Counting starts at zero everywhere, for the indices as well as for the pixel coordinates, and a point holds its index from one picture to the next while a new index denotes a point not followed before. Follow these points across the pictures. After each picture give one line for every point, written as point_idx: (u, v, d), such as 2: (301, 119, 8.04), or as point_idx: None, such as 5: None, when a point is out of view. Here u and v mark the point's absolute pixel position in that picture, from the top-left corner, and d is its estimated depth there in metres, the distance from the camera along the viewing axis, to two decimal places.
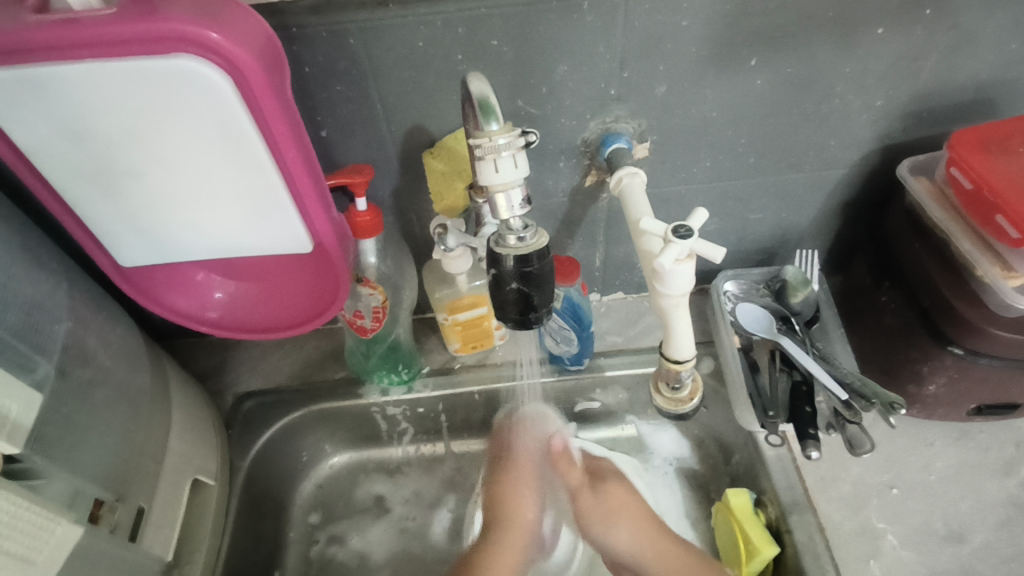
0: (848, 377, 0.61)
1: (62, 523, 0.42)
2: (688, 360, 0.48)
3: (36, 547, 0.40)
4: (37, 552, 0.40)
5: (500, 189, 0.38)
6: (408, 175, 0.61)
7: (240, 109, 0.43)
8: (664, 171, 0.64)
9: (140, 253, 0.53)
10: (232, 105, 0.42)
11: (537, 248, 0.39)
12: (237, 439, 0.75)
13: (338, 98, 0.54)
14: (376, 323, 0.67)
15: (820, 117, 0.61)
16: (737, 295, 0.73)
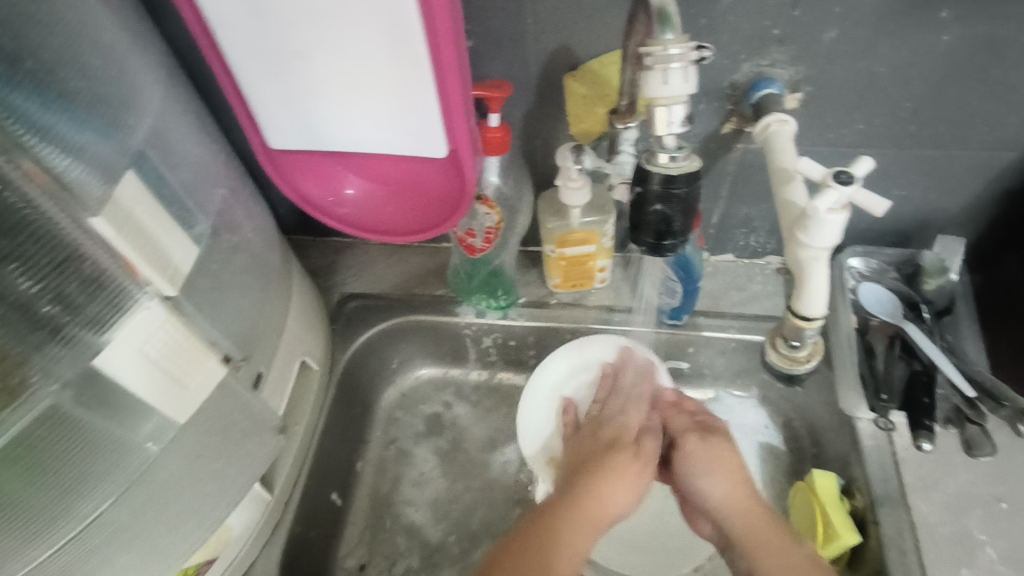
0: (977, 374, 0.58)
1: (211, 360, 0.47)
2: (816, 319, 0.46)
3: (189, 375, 0.45)
4: (189, 378, 0.45)
5: (664, 103, 0.37)
6: (544, 99, 0.61)
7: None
8: (811, 129, 0.61)
9: (289, 137, 0.56)
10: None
11: (688, 170, 0.39)
12: (341, 334, 0.79)
13: (493, 9, 0.54)
14: (486, 243, 0.69)
15: (1005, 89, 0.55)
16: (863, 274, 0.69)
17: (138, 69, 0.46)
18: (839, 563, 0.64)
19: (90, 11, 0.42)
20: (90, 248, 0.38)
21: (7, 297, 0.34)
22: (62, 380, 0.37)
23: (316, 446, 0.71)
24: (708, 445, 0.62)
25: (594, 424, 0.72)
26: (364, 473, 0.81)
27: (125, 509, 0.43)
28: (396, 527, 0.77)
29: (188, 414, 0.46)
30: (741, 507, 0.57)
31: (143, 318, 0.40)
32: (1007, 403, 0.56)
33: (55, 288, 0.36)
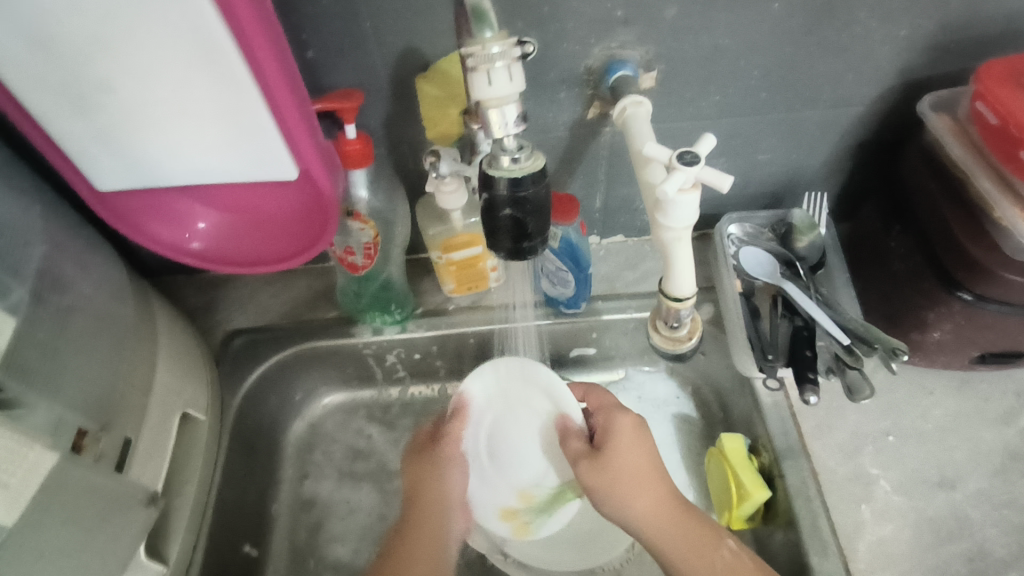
0: (850, 321, 0.60)
1: (38, 446, 0.43)
2: (687, 298, 0.46)
3: (9, 471, 0.41)
4: (9, 473, 0.41)
5: (494, 104, 0.35)
6: (401, 104, 0.58)
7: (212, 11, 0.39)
8: (671, 105, 0.61)
9: (117, 178, 0.50)
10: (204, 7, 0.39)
11: (531, 170, 0.37)
12: (228, 376, 0.74)
13: (326, 16, 0.51)
14: (367, 260, 0.66)
15: (839, 48, 0.57)
16: (742, 239, 0.70)
17: None
18: (755, 519, 0.67)
19: None
20: None
21: None
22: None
23: (215, 501, 0.66)
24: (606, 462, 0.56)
25: (524, 453, 0.63)
26: (279, 516, 0.76)
27: None
28: (321, 567, 0.73)
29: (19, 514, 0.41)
30: (653, 516, 0.55)
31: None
32: (878, 346, 0.58)
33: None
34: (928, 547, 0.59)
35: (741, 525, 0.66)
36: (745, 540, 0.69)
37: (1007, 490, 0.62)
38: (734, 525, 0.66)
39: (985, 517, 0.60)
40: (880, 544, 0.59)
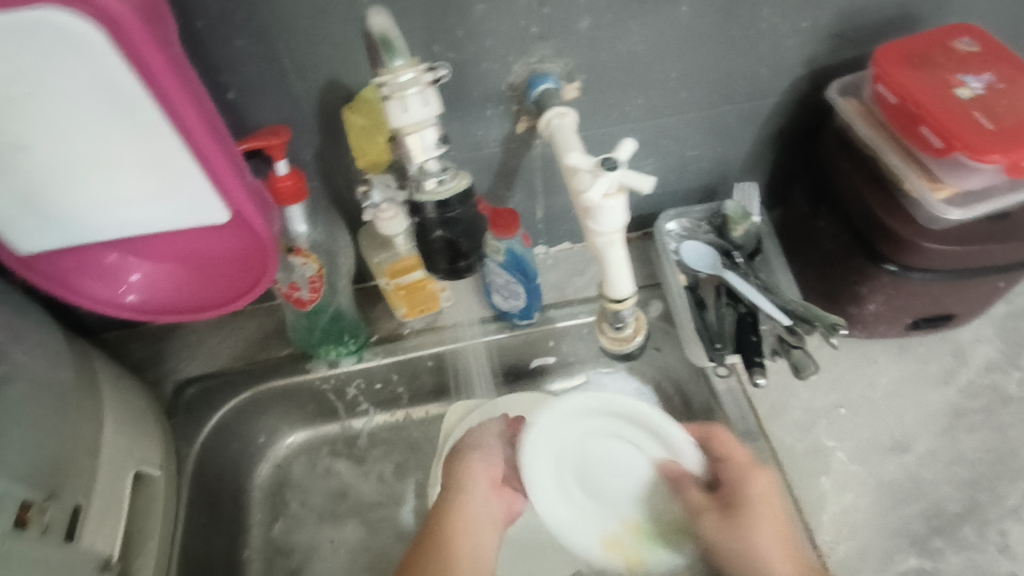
0: (791, 304, 0.62)
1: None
2: (627, 298, 0.47)
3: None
4: None
5: (414, 131, 0.36)
6: (330, 136, 0.58)
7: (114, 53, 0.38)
8: (596, 112, 0.63)
9: (39, 239, 0.49)
10: (105, 52, 0.38)
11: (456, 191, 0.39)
12: (183, 428, 0.71)
13: (242, 55, 0.51)
14: (314, 294, 0.65)
15: (746, 44, 0.60)
16: (681, 235, 0.73)
17: None
18: None
19: None
20: None
21: None
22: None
23: (179, 559, 0.63)
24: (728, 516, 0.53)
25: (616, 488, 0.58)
26: (251, 565, 0.74)
27: None
28: None
29: None
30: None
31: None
32: (818, 323, 0.61)
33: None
34: (888, 511, 0.61)
35: None
36: None
37: (953, 447, 0.65)
38: None
39: (936, 475, 0.63)
40: (843, 513, 0.61)
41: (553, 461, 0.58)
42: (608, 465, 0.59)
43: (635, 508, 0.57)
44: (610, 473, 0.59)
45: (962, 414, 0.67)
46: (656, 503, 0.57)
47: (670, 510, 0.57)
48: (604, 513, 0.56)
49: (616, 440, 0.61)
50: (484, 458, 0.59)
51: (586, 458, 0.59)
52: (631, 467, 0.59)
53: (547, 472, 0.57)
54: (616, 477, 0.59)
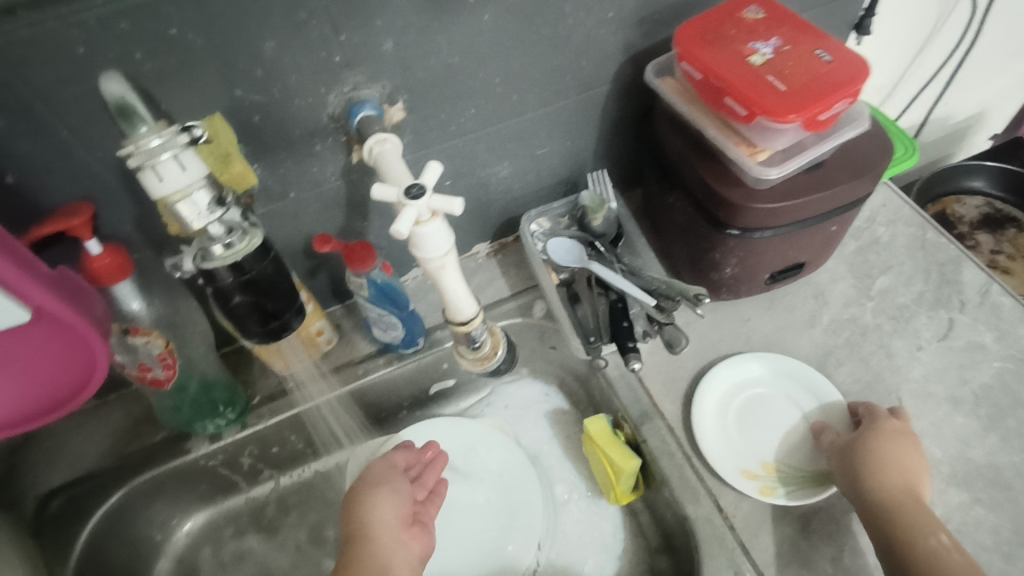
0: (653, 283, 0.64)
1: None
2: (474, 318, 0.47)
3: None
4: None
5: (178, 196, 0.44)
6: (145, 203, 0.54)
7: None
8: (431, 129, 0.62)
9: None
10: None
11: (239, 255, 0.48)
12: (54, 545, 0.64)
13: (13, 137, 0.46)
14: (169, 370, 0.60)
15: (561, 40, 0.60)
16: (545, 233, 0.73)
17: None
18: (639, 487, 0.69)
19: None
20: None
21: None
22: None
23: None
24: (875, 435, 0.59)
25: (764, 438, 0.64)
26: None
27: None
28: None
29: None
30: (889, 492, 0.55)
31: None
32: (678, 298, 0.63)
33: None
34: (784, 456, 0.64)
35: (628, 497, 0.68)
36: (638, 507, 0.71)
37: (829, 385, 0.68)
38: (621, 500, 0.68)
39: None
40: None
41: (716, 413, 0.66)
42: (766, 418, 0.65)
43: (778, 451, 0.63)
44: (773, 423, 0.65)
45: (832, 352, 0.70)
46: (808, 454, 0.63)
47: (808, 465, 0.62)
48: (749, 452, 0.63)
49: (780, 396, 0.67)
50: (392, 493, 0.64)
51: (747, 408, 0.66)
52: (789, 423, 0.65)
53: (717, 418, 0.66)
54: (781, 424, 0.65)
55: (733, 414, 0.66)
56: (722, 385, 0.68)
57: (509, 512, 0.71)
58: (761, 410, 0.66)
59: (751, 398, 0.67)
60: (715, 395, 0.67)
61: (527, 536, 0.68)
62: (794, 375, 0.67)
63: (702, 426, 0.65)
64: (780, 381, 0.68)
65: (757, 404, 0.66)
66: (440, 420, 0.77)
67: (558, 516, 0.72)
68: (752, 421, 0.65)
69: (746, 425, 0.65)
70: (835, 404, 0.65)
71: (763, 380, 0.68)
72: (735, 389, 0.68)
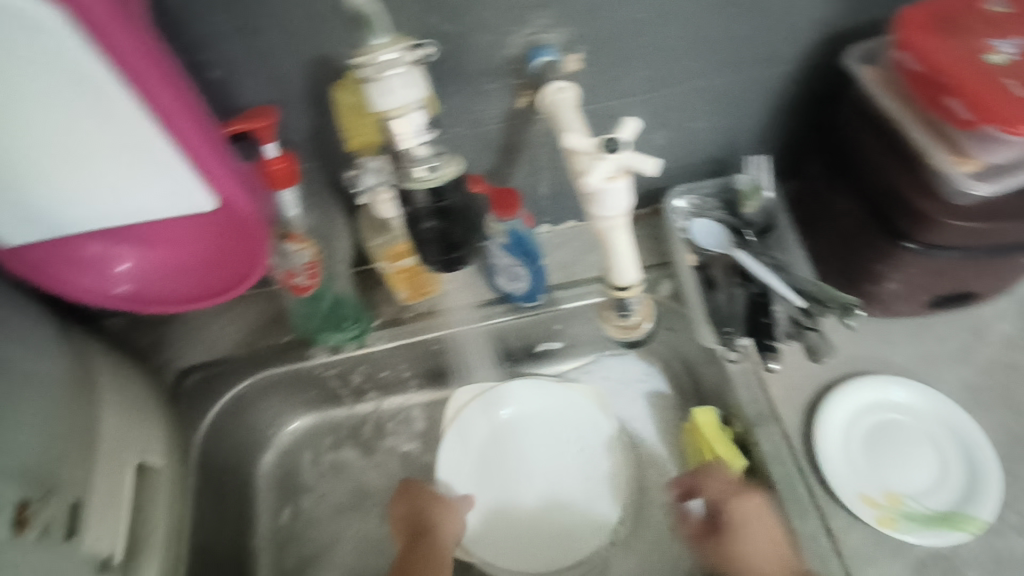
0: (804, 283, 0.61)
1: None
2: (633, 286, 0.45)
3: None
4: None
5: (396, 112, 0.40)
6: (321, 116, 0.56)
7: (72, 30, 0.37)
8: (600, 85, 0.59)
9: (22, 240, 0.47)
10: (59, 25, 0.36)
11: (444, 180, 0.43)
12: (185, 416, 0.71)
13: (224, 33, 0.48)
14: (312, 279, 0.63)
15: (758, 9, 0.56)
16: (691, 211, 0.70)
17: None
18: None
19: None
20: None
21: None
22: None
23: (186, 549, 0.63)
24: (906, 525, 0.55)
25: (892, 467, 0.61)
26: (260, 549, 0.74)
27: None
28: None
29: None
30: None
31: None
32: (833, 303, 0.59)
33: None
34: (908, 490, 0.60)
35: None
36: None
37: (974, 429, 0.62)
38: None
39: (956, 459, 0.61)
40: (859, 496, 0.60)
41: (841, 432, 0.62)
42: (898, 448, 0.61)
43: (905, 484, 0.60)
44: (904, 454, 0.61)
45: (981, 394, 0.64)
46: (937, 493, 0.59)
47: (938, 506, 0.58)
48: (872, 478, 0.60)
49: (917, 428, 0.62)
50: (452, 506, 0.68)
51: (877, 432, 0.62)
52: (922, 458, 0.61)
53: (843, 436, 0.62)
54: (913, 457, 0.61)
55: (861, 434, 0.62)
56: (855, 402, 0.64)
57: (594, 481, 0.72)
58: (895, 437, 0.62)
59: (884, 423, 0.63)
60: (845, 411, 0.63)
61: (608, 508, 0.70)
62: (937, 410, 0.63)
63: (826, 441, 0.62)
64: (921, 412, 0.63)
65: (890, 430, 0.62)
66: (539, 383, 0.76)
67: (644, 500, 0.72)
68: (880, 447, 0.62)
69: (872, 450, 0.62)
70: (982, 451, 0.60)
71: (901, 407, 0.63)
72: (869, 409, 0.63)
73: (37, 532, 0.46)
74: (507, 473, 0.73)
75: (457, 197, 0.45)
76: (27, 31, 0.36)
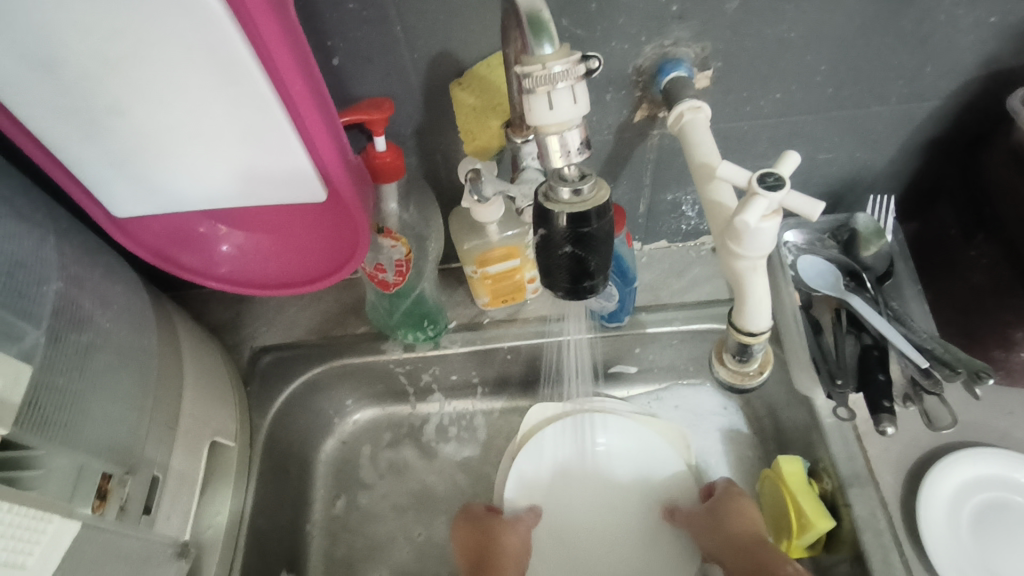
0: (926, 342, 0.55)
1: (57, 515, 0.36)
2: (763, 334, 0.40)
3: (27, 544, 0.34)
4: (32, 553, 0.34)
5: (556, 132, 0.31)
6: (433, 112, 0.54)
7: (227, 15, 0.34)
8: (727, 104, 0.55)
9: (136, 204, 0.47)
10: (214, 6, 0.34)
11: (595, 202, 0.33)
12: (256, 396, 0.71)
13: (353, 20, 0.46)
14: (398, 278, 0.62)
15: (918, 38, 0.51)
16: (800, 248, 0.65)
17: None
18: (816, 547, 0.62)
19: None
20: None
21: None
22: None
23: (248, 532, 0.62)
24: None
25: (1003, 552, 0.55)
26: (313, 537, 0.73)
27: None
28: None
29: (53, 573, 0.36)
30: None
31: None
32: (961, 369, 0.51)
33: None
34: None
35: (801, 553, 0.61)
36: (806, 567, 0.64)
37: None
38: (793, 553, 0.62)
39: None
40: None
41: (948, 505, 0.57)
42: (1011, 531, 0.56)
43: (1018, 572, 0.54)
44: (1018, 538, 0.55)
45: None
46: None
47: None
48: (980, 561, 0.55)
49: None
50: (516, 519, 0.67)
51: (989, 511, 0.56)
52: None
53: (949, 509, 0.57)
54: None
55: (971, 509, 0.57)
56: (967, 474, 0.58)
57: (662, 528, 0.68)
58: (1008, 519, 0.56)
59: (999, 502, 0.57)
60: (954, 482, 0.58)
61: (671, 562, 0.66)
62: None
63: (931, 512, 0.56)
64: None
65: (1004, 511, 0.56)
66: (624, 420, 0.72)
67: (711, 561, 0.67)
68: (993, 527, 0.56)
69: (982, 530, 0.56)
70: None
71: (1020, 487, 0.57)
72: (981, 484, 0.57)
73: (112, 511, 0.44)
74: (576, 496, 0.70)
75: (600, 229, 0.33)
76: (178, 7, 0.34)
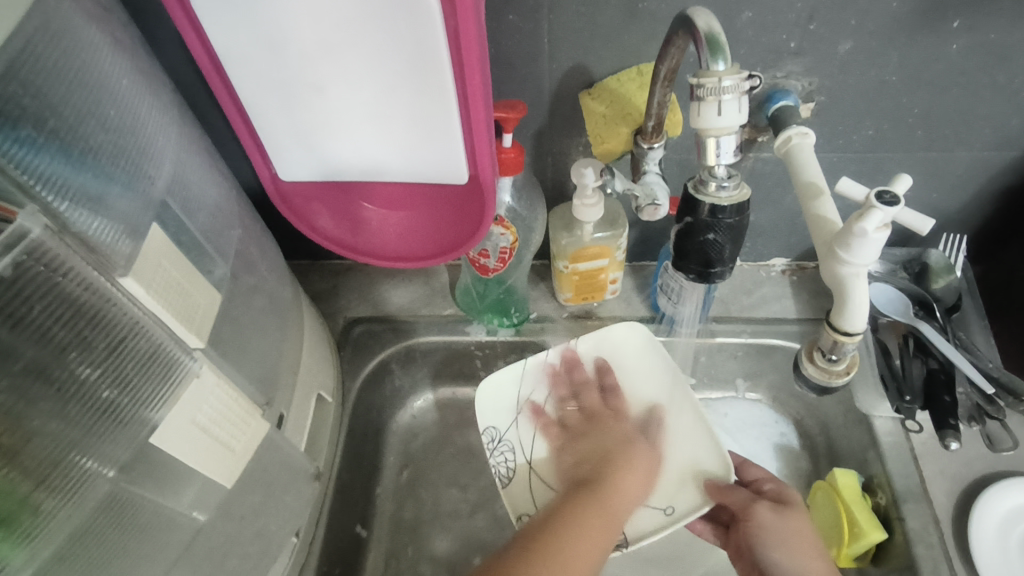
0: (992, 369, 0.60)
1: (255, 419, 0.45)
2: (857, 335, 0.46)
3: (236, 437, 0.42)
4: (236, 441, 0.42)
5: (717, 132, 0.40)
6: (556, 118, 0.60)
7: (440, 15, 0.41)
8: (823, 135, 0.60)
9: (302, 169, 0.54)
10: (432, 8, 0.40)
11: (740, 200, 0.45)
12: (349, 361, 0.77)
13: (507, 30, 0.53)
14: (500, 264, 0.68)
15: (1008, 92, 0.56)
16: (873, 275, 0.69)
17: (158, 123, 0.41)
18: (865, 559, 0.64)
19: (101, 67, 0.37)
20: (148, 322, 0.35)
21: (67, 390, 0.31)
22: (117, 463, 0.34)
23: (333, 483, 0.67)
24: (782, 515, 0.58)
25: None
26: (383, 501, 0.77)
27: (192, 564, 0.41)
28: (420, 556, 0.74)
29: (236, 477, 0.43)
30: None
31: (195, 387, 0.38)
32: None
33: (111, 368, 0.33)
34: None
35: (848, 563, 0.64)
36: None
37: None
38: (841, 562, 0.64)
39: None
40: None
41: (998, 526, 0.60)
42: None
43: None
44: None
45: None
46: None
47: None
48: None
49: None
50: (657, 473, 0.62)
51: None
52: None
53: (999, 531, 0.60)
54: None
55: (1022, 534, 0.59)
56: (1020, 500, 0.61)
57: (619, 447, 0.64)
58: None
59: None
60: (1005, 506, 0.61)
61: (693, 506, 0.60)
62: None
63: (981, 532, 0.59)
64: None
65: None
66: (625, 344, 0.70)
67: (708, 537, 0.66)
68: None
69: None
70: None
71: None
72: None
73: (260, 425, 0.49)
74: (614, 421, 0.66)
75: (734, 219, 0.46)
76: (404, 5, 0.41)
